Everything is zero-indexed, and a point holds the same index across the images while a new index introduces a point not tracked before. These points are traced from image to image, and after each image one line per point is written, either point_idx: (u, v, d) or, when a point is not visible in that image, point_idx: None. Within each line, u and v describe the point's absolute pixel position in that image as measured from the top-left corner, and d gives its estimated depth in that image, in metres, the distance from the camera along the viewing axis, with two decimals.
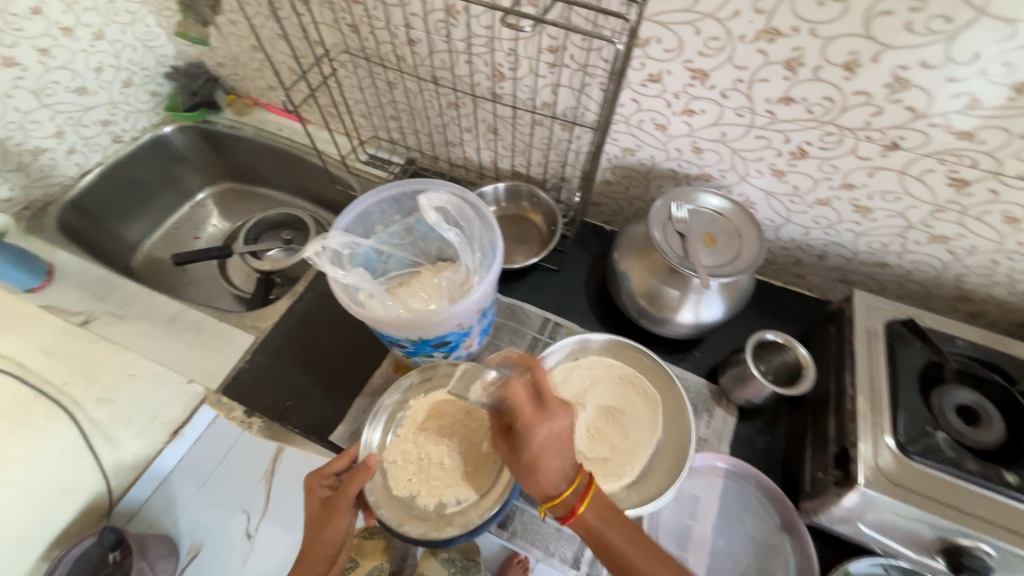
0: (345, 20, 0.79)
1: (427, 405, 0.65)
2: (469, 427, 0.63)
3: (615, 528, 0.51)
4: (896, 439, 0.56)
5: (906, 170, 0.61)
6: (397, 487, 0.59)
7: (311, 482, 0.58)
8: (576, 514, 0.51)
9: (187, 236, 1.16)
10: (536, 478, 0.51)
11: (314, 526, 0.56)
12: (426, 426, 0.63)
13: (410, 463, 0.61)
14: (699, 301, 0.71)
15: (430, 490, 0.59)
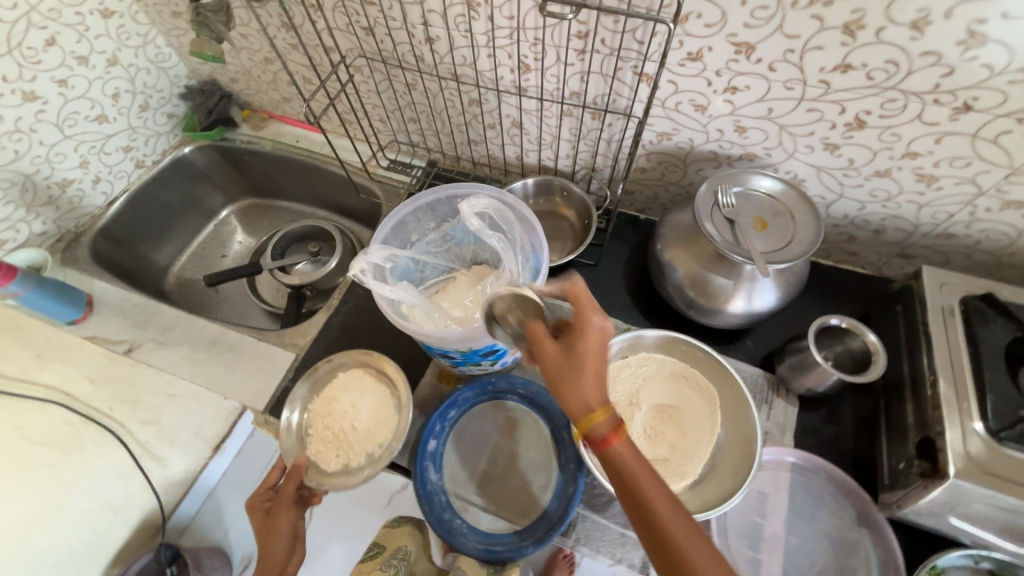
0: (360, 23, 0.76)
1: (323, 390, 0.72)
2: (365, 390, 0.71)
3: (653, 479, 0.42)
4: (986, 425, 0.52)
5: (978, 133, 0.57)
6: (328, 465, 0.66)
7: (253, 499, 0.66)
8: (616, 446, 0.41)
9: (214, 254, 1.16)
10: (582, 387, 0.42)
11: (264, 530, 0.62)
12: (322, 411, 0.70)
13: (329, 439, 0.68)
14: (752, 289, 0.68)
15: (354, 451, 0.67)
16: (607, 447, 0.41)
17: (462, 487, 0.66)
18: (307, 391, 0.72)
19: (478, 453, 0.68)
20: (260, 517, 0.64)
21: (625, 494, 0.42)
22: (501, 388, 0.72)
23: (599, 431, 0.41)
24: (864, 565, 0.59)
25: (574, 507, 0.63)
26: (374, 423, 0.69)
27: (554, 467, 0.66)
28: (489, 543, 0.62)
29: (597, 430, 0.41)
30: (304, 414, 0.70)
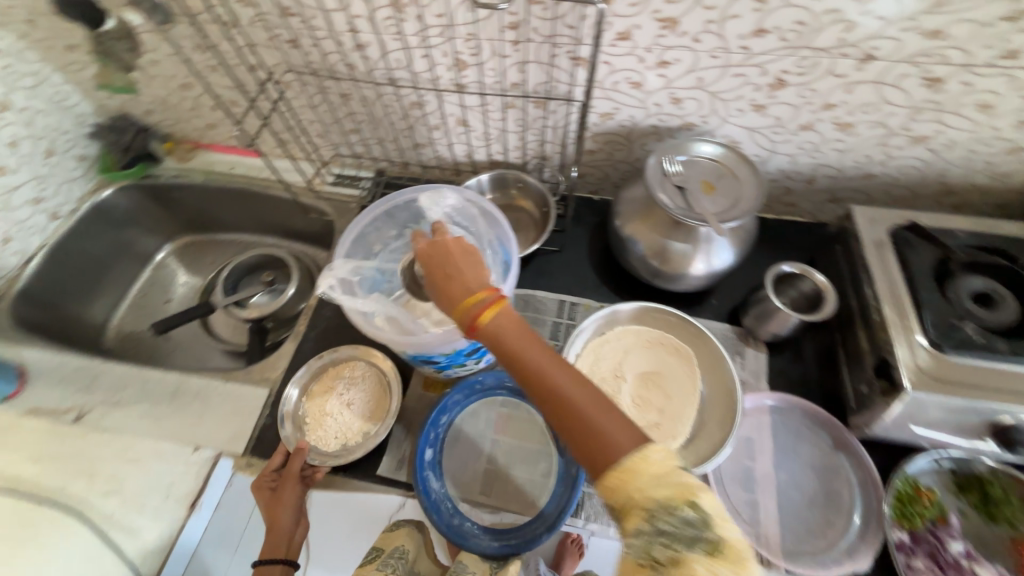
0: (283, 36, 0.74)
1: (318, 381, 0.75)
2: (360, 378, 0.75)
3: (533, 346, 0.44)
4: (928, 338, 0.58)
5: (882, 79, 0.62)
6: (329, 445, 0.69)
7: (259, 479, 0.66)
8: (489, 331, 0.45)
9: (157, 300, 1.08)
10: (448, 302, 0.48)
11: (269, 507, 0.63)
12: (320, 399, 0.73)
13: (327, 423, 0.71)
14: (709, 250, 0.71)
15: (354, 431, 0.71)
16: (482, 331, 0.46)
17: (466, 489, 0.66)
18: (304, 384, 0.75)
19: (477, 453, 0.68)
20: (265, 498, 0.64)
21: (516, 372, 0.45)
22: (489, 385, 0.72)
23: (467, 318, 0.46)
24: (846, 486, 0.64)
25: (579, 486, 0.64)
26: (368, 406, 0.73)
27: (554, 451, 0.67)
28: (503, 539, 0.62)
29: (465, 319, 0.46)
30: (302, 403, 0.73)
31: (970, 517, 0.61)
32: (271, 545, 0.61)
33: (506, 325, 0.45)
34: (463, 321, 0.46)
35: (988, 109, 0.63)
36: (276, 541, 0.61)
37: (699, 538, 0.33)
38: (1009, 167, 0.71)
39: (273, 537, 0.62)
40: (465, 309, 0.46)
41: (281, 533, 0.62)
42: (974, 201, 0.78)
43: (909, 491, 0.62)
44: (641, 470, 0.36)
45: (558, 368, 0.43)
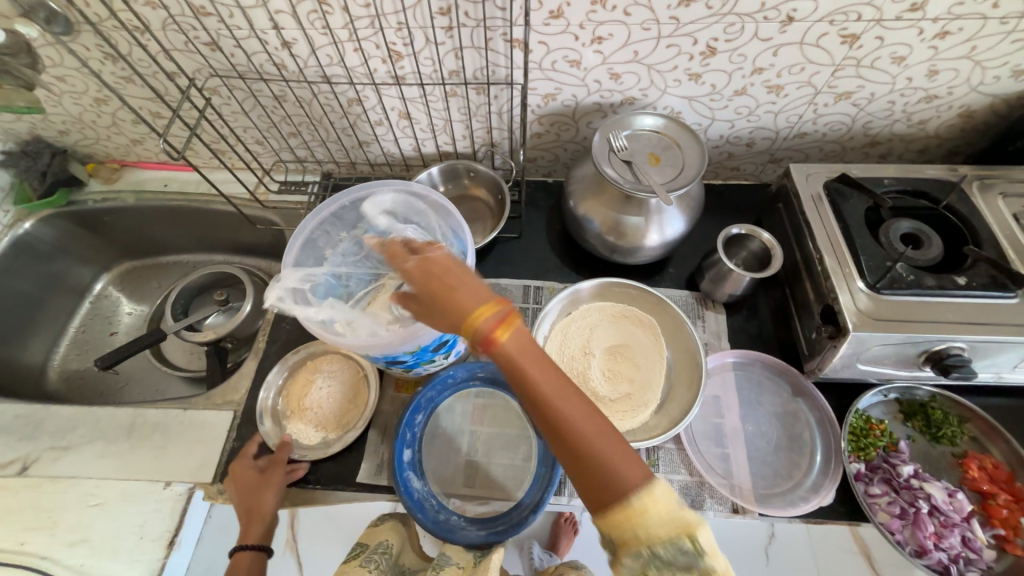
0: (200, 39, 0.69)
1: (296, 377, 0.74)
2: (337, 371, 0.75)
3: (548, 375, 0.39)
4: (866, 282, 0.62)
5: (804, 40, 0.65)
6: (310, 439, 0.69)
7: (244, 462, 0.67)
8: (498, 346, 0.39)
9: (101, 334, 1.01)
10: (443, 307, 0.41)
11: (252, 494, 0.64)
12: (298, 394, 0.73)
13: (306, 416, 0.71)
14: (661, 220, 0.73)
15: (334, 423, 0.71)
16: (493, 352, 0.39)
17: (449, 483, 0.66)
18: (282, 379, 0.74)
19: (457, 446, 0.68)
20: (248, 485, 0.64)
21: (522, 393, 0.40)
22: (462, 377, 0.71)
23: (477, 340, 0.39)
24: (807, 429, 0.69)
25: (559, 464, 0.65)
26: (346, 397, 0.73)
27: (531, 434, 0.68)
28: (490, 526, 0.62)
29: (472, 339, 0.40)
30: (281, 401, 0.73)
31: (916, 439, 0.67)
32: (252, 533, 0.63)
33: (520, 350, 0.39)
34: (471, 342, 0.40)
35: (901, 62, 0.67)
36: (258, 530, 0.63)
37: (693, 568, 0.34)
38: (924, 114, 0.76)
39: (253, 525, 0.63)
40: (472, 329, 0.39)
41: (262, 522, 0.63)
42: (898, 149, 0.83)
43: (861, 425, 0.66)
44: (652, 512, 0.35)
45: (575, 405, 0.38)
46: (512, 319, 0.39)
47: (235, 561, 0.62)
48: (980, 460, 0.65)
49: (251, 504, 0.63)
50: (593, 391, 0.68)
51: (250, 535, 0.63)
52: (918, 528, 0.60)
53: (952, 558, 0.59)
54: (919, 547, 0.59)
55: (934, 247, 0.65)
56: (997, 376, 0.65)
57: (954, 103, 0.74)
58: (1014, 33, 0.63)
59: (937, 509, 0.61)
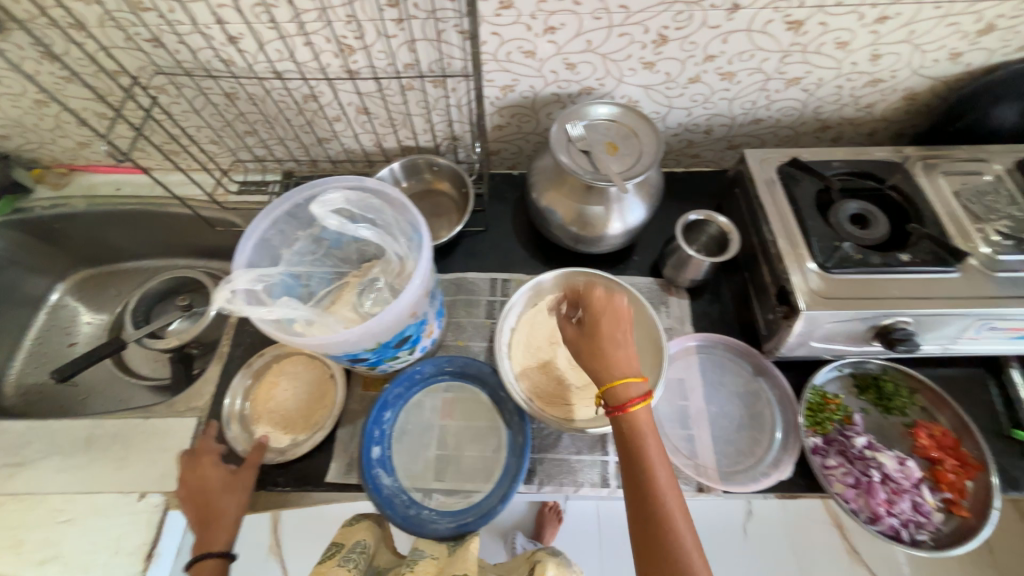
0: (142, 35, 0.67)
1: (261, 380, 0.73)
2: (304, 372, 0.74)
3: (657, 451, 0.51)
4: (817, 262, 0.64)
5: (751, 26, 0.66)
6: (277, 441, 0.68)
7: (210, 462, 0.64)
8: (631, 412, 0.52)
9: (58, 346, 0.98)
10: (598, 359, 0.54)
11: (220, 496, 0.61)
12: (264, 397, 0.71)
13: (272, 419, 0.70)
14: (622, 209, 0.74)
15: (301, 424, 0.70)
16: (625, 413, 0.52)
17: (419, 478, 0.65)
18: (245, 383, 0.72)
19: (426, 441, 0.68)
20: (216, 485, 0.62)
21: (627, 452, 0.52)
22: (429, 373, 0.71)
23: (619, 395, 0.52)
24: (768, 406, 0.70)
25: (527, 453, 0.65)
26: (313, 398, 0.72)
27: (501, 426, 0.69)
28: (460, 518, 0.62)
29: (616, 395, 0.53)
30: (246, 405, 0.71)
31: (870, 411, 0.70)
32: (216, 539, 0.60)
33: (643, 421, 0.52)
34: (612, 391, 0.53)
35: (844, 46, 0.69)
36: (224, 535, 0.60)
37: None
38: (871, 98, 0.78)
39: (220, 530, 0.60)
40: (622, 391, 0.52)
41: (229, 526, 0.61)
42: (848, 133, 0.86)
43: (818, 400, 0.69)
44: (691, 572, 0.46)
45: (668, 477, 0.50)
46: (648, 401, 0.53)
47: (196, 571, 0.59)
48: (928, 428, 0.68)
49: (220, 507, 0.61)
50: (560, 380, 0.68)
51: (214, 542, 0.60)
52: (871, 495, 0.62)
53: (902, 523, 0.62)
54: (873, 513, 0.62)
55: (880, 226, 0.67)
56: (942, 347, 0.68)
57: (898, 87, 0.76)
58: (948, 17, 0.65)
59: (888, 477, 0.64)
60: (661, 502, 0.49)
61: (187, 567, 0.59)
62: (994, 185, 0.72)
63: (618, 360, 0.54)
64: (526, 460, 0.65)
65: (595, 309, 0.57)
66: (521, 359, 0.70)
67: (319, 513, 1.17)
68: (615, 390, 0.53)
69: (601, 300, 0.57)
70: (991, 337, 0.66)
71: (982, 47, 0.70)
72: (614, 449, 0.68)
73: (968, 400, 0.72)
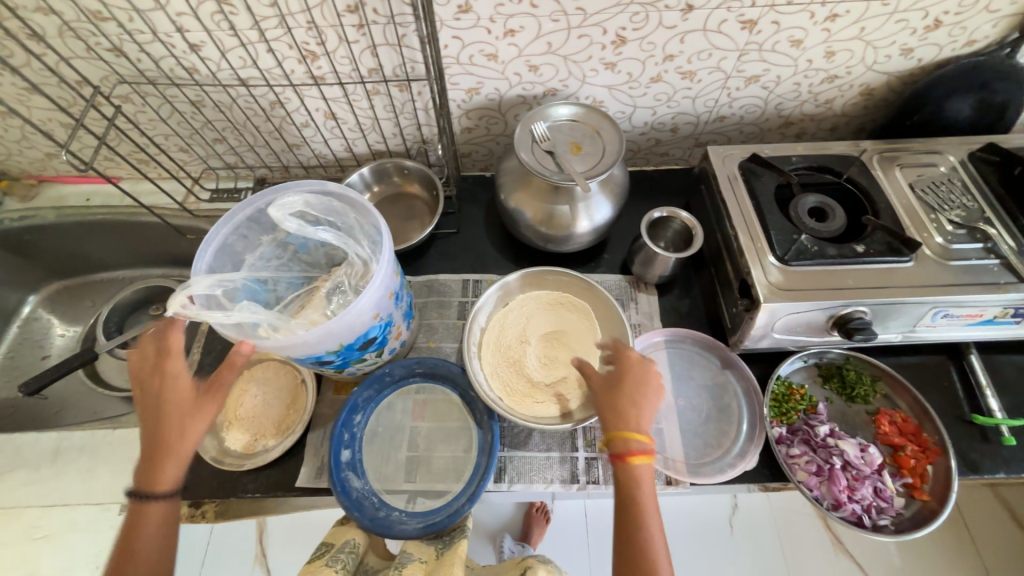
0: (102, 45, 0.67)
1: (231, 386, 0.73)
2: (274, 377, 0.74)
3: (652, 510, 0.51)
4: (776, 256, 0.66)
5: (707, 26, 0.68)
6: (248, 447, 0.68)
7: (175, 369, 0.53)
8: (629, 467, 0.52)
9: (32, 359, 0.97)
10: (610, 410, 0.55)
11: (175, 420, 0.52)
12: (233, 402, 0.71)
13: (242, 425, 0.69)
14: (588, 207, 0.75)
15: (272, 429, 0.69)
16: (624, 466, 0.52)
17: (390, 480, 0.66)
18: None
19: (397, 443, 0.68)
20: (175, 407, 0.52)
21: (621, 505, 0.52)
22: (399, 374, 0.71)
23: (621, 447, 0.52)
24: (734, 398, 0.72)
25: (497, 452, 0.66)
26: (283, 403, 0.71)
27: (471, 426, 0.69)
28: (429, 518, 0.63)
29: (619, 446, 0.52)
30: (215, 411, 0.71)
31: (834, 400, 0.72)
32: (165, 473, 0.51)
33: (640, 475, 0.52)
34: (615, 440, 0.53)
35: (799, 44, 0.71)
36: (176, 469, 0.51)
37: None
38: (829, 94, 0.80)
39: (171, 461, 0.51)
40: (625, 442, 0.52)
41: (181, 459, 0.52)
42: (811, 128, 0.88)
43: (783, 391, 0.70)
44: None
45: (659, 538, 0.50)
46: (652, 461, 0.52)
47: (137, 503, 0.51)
48: (890, 415, 0.69)
49: (174, 434, 0.51)
50: (529, 378, 0.69)
51: (162, 474, 0.51)
52: (833, 483, 0.64)
53: (864, 509, 0.63)
54: (835, 500, 0.63)
55: (837, 218, 0.69)
56: (901, 335, 0.69)
57: (855, 82, 0.78)
58: (896, 14, 0.67)
59: (850, 464, 0.65)
60: (647, 562, 0.49)
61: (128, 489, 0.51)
62: (949, 176, 0.73)
63: (631, 412, 0.54)
64: (495, 456, 0.65)
65: (627, 363, 0.58)
66: (490, 359, 0.71)
67: (304, 520, 1.18)
68: (618, 440, 0.53)
69: (633, 360, 0.58)
70: (948, 324, 0.68)
71: (932, 42, 0.72)
72: (583, 445, 0.69)
73: (930, 386, 0.73)
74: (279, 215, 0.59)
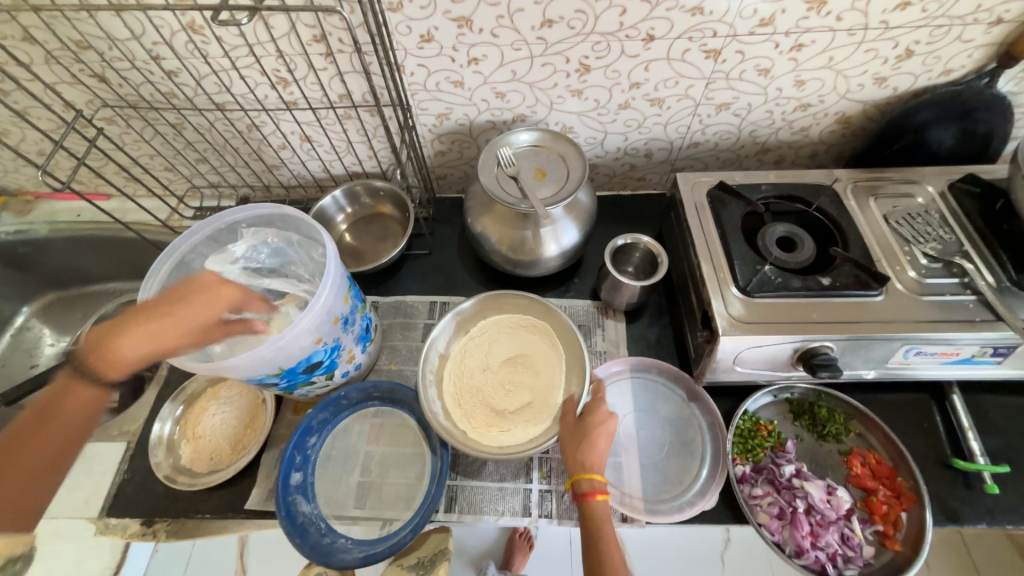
0: (84, 71, 0.70)
1: (193, 403, 0.74)
2: (236, 395, 0.74)
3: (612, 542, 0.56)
4: (739, 286, 0.64)
5: (670, 55, 0.68)
6: (203, 467, 0.68)
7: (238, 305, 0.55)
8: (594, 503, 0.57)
9: (22, 367, 1.00)
10: (576, 447, 0.60)
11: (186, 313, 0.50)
12: (195, 420, 0.72)
13: (200, 443, 0.70)
14: (555, 231, 0.74)
15: (228, 448, 0.70)
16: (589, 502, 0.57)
17: (340, 506, 0.65)
18: (176, 407, 0.73)
19: (350, 467, 0.68)
20: (181, 317, 0.49)
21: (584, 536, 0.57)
22: (356, 397, 0.71)
23: (583, 484, 0.58)
24: (698, 432, 0.69)
25: (447, 481, 0.65)
26: (242, 423, 0.72)
27: (426, 453, 0.68)
28: (370, 548, 0.61)
29: (582, 484, 0.58)
30: (176, 428, 0.72)
31: (804, 438, 0.69)
32: (118, 342, 0.47)
33: (600, 510, 0.57)
34: (580, 477, 0.58)
35: (767, 73, 0.70)
36: (132, 347, 0.48)
37: None
38: (804, 121, 0.79)
39: (135, 335, 0.48)
40: (587, 481, 0.58)
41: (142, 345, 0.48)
42: (790, 155, 0.86)
43: (748, 427, 0.68)
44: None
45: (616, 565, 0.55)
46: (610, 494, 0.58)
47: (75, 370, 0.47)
48: (863, 456, 0.66)
49: (153, 328, 0.48)
50: (493, 407, 0.68)
51: (120, 336, 0.48)
52: (796, 527, 0.61)
53: (828, 557, 0.60)
54: (797, 546, 0.60)
55: (806, 249, 0.67)
56: (875, 372, 0.66)
57: (830, 111, 0.77)
58: (865, 43, 0.66)
59: (814, 508, 0.62)
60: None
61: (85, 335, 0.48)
62: (926, 208, 0.71)
63: (595, 455, 0.59)
64: (445, 482, 0.64)
65: (594, 416, 0.62)
66: (448, 383, 0.70)
67: None
68: (582, 479, 0.58)
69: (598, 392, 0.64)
70: (922, 363, 0.65)
71: (906, 71, 0.70)
72: (538, 477, 0.67)
73: (908, 427, 0.69)
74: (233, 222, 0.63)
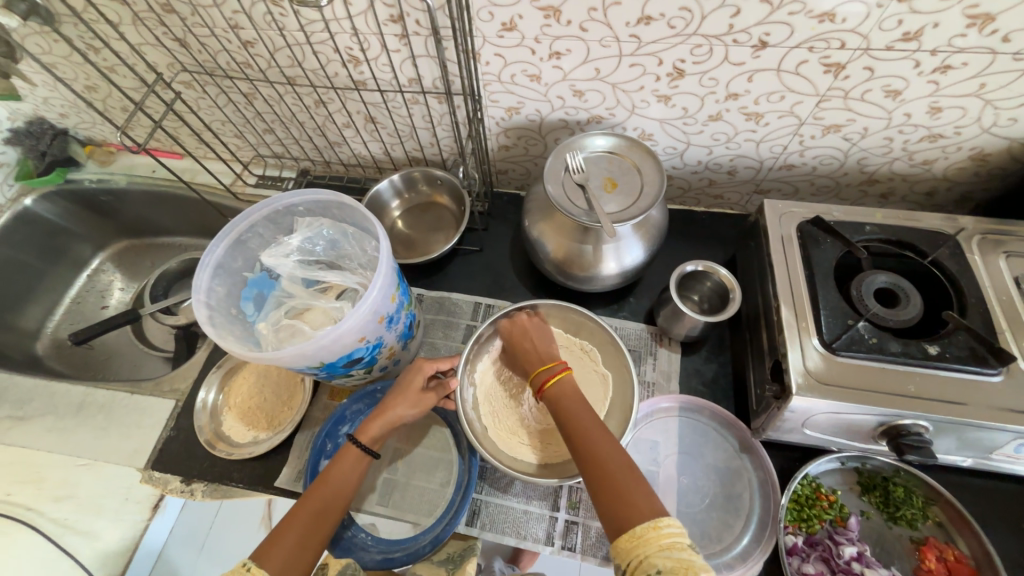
0: (167, 35, 0.70)
1: (237, 372, 0.76)
2: (277, 371, 0.75)
3: (584, 411, 0.52)
4: (822, 340, 0.56)
5: (782, 66, 0.59)
6: (240, 438, 0.70)
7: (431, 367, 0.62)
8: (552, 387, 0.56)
9: (92, 308, 1.06)
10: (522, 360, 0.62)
11: (402, 397, 0.60)
12: (238, 390, 0.74)
13: (240, 414, 0.72)
14: (618, 248, 0.68)
15: (263, 423, 0.71)
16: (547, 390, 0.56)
17: (364, 501, 0.64)
18: (221, 374, 0.75)
19: (377, 462, 0.67)
20: (395, 404, 0.60)
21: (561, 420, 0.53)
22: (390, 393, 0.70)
23: (538, 378, 0.57)
24: (747, 488, 0.63)
25: (472, 492, 0.63)
26: (280, 399, 0.73)
27: (454, 461, 0.67)
28: (388, 551, 0.61)
29: (538, 379, 0.57)
30: (220, 395, 0.74)
31: (871, 516, 0.61)
32: (371, 424, 0.59)
33: (565, 394, 0.55)
34: (534, 374, 0.58)
35: (896, 95, 0.60)
36: (377, 430, 0.59)
37: None
38: (928, 154, 0.68)
39: (381, 420, 0.59)
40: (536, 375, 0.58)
41: (385, 425, 0.60)
42: (901, 190, 0.75)
43: (807, 493, 0.61)
44: (650, 539, 0.40)
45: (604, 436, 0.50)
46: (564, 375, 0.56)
47: (343, 448, 0.58)
48: (939, 551, 0.57)
49: (388, 410, 0.60)
50: (521, 420, 0.65)
51: (371, 421, 0.59)
52: None
53: None
54: None
55: (911, 307, 0.58)
56: (970, 460, 0.58)
57: (964, 145, 0.65)
58: None
59: None
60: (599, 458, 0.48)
61: (346, 449, 0.58)
62: None
63: (538, 350, 0.61)
64: (469, 494, 0.62)
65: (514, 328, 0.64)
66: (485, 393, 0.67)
67: None
68: (535, 376, 0.58)
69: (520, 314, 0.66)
70: None
71: None
72: (565, 506, 0.64)
73: (1001, 524, 0.60)
74: (290, 206, 0.62)
